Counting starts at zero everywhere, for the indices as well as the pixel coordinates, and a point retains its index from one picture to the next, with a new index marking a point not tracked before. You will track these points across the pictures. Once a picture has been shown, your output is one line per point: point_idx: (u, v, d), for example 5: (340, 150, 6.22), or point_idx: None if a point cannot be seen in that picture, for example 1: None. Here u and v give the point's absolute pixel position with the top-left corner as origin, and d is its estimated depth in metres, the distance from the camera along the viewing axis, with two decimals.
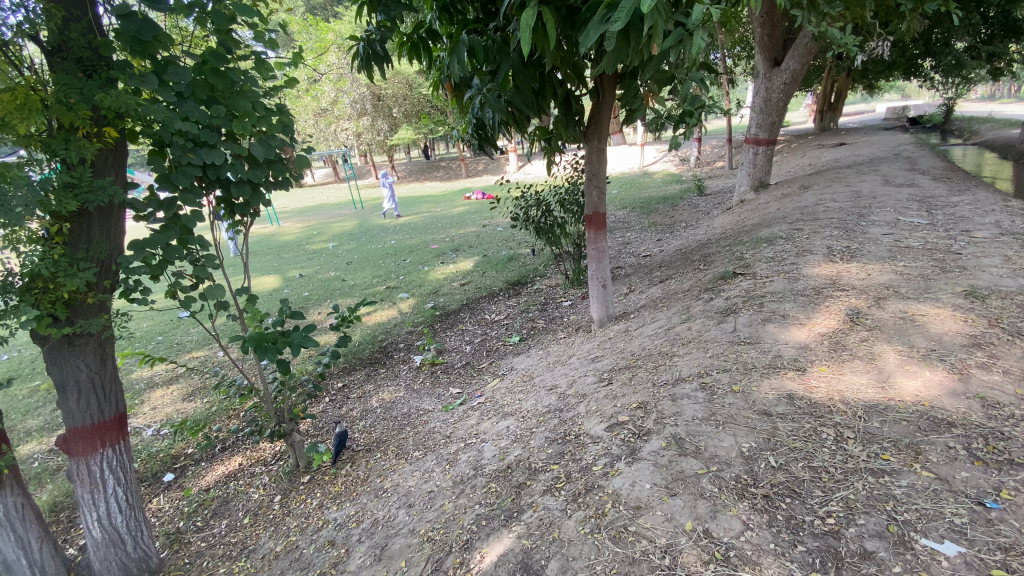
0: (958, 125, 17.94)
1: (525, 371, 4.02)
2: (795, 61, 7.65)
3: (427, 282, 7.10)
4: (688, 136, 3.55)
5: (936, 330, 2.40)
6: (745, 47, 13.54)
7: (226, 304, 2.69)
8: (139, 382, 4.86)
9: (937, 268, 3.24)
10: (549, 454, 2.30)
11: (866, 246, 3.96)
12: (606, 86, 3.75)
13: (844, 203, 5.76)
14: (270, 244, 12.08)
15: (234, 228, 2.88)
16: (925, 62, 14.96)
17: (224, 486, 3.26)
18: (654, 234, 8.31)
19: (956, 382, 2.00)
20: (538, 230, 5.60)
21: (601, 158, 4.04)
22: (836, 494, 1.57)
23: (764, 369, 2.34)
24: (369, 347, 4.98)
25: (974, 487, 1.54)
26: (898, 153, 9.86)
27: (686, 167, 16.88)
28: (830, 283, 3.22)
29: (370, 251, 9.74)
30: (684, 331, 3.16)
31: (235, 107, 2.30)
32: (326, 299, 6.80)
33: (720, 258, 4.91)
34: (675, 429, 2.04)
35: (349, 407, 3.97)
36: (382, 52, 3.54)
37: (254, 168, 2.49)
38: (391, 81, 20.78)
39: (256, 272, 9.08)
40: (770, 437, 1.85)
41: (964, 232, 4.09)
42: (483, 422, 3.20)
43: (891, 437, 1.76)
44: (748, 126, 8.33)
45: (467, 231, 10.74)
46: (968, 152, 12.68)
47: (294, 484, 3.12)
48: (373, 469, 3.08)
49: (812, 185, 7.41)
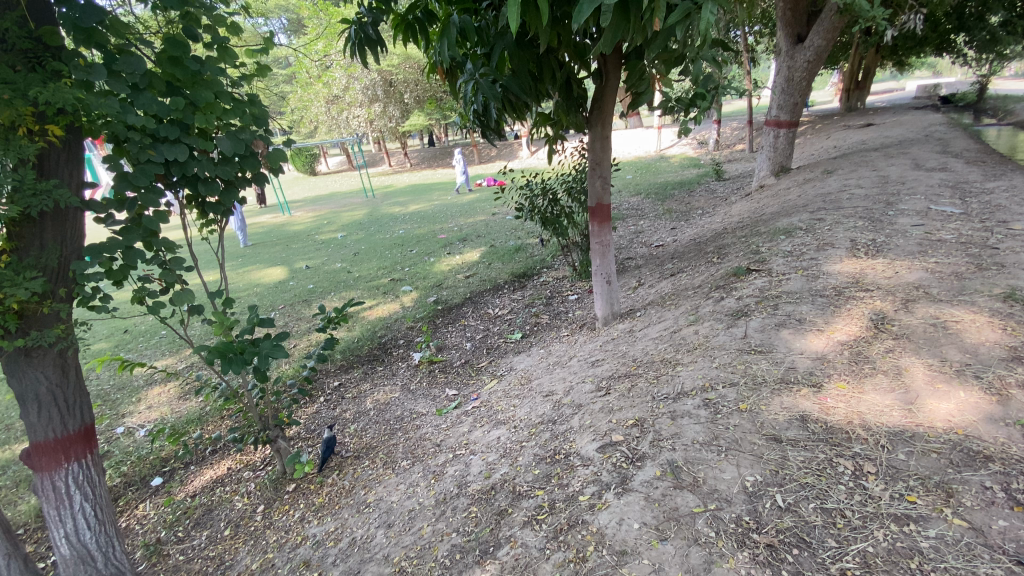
0: (990, 103, 17.08)
1: (524, 372, 3.84)
2: (820, 36, 7.18)
3: (431, 274, 6.95)
4: (699, 120, 3.31)
5: (971, 340, 2.12)
6: (766, 23, 12.97)
7: (198, 308, 2.55)
8: (138, 380, 4.82)
9: (973, 265, 2.94)
10: (536, 477, 2.11)
11: (894, 238, 3.65)
12: (611, 67, 3.39)
13: (870, 189, 5.41)
14: (279, 233, 12.03)
15: (208, 227, 2.73)
16: (958, 38, 14.17)
17: (209, 493, 3.17)
18: (668, 223, 7.98)
19: (995, 406, 1.73)
20: (544, 220, 5.31)
21: (605, 147, 3.72)
22: (852, 546, 1.34)
23: (775, 384, 2.10)
24: (368, 343, 4.84)
25: (1015, 540, 1.28)
26: (928, 134, 9.32)
27: (704, 150, 16.34)
28: (852, 282, 2.94)
29: (378, 241, 9.61)
30: (690, 335, 2.93)
31: (197, 99, 2.13)
32: (330, 292, 6.69)
33: (735, 250, 4.62)
34: (672, 455, 1.84)
35: (343, 408, 3.84)
36: (375, 35, 3.26)
37: (224, 163, 2.34)
38: (401, 67, 20.46)
39: (263, 264, 9.03)
40: (778, 470, 1.63)
41: (1002, 223, 3.75)
42: (475, 430, 3.02)
43: (919, 473, 1.52)
44: (769, 107, 7.89)
45: (476, 220, 10.54)
46: (1001, 133, 12.06)
47: (278, 493, 2.99)
48: (359, 479, 2.94)
49: (837, 170, 7.01)
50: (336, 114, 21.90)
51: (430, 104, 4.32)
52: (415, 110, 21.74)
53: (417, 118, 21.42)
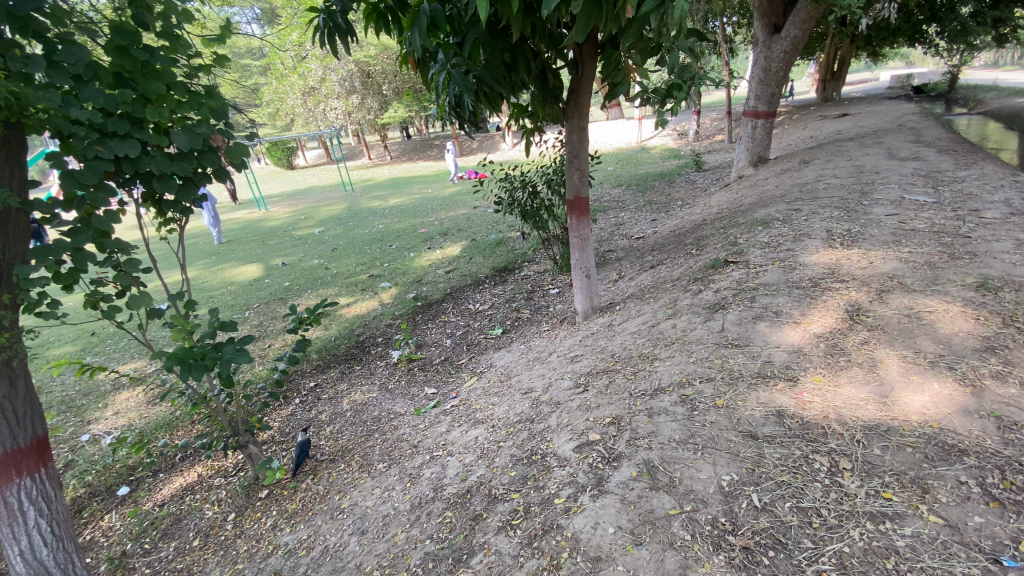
0: (962, 93, 17.40)
1: (504, 369, 3.78)
2: (796, 27, 7.19)
3: (410, 269, 6.83)
4: (675, 111, 3.25)
5: (945, 330, 2.12)
6: (742, 14, 13.04)
7: (158, 311, 2.43)
8: (105, 385, 4.65)
9: (945, 254, 2.96)
10: (512, 479, 2.06)
11: (868, 228, 3.67)
12: (586, 57, 3.31)
13: (845, 179, 5.45)
14: (255, 229, 11.75)
15: (166, 226, 2.60)
16: (930, 28, 14.41)
17: (178, 502, 3.05)
18: (649, 214, 7.98)
19: (968, 397, 1.73)
20: (524, 213, 5.23)
21: (581, 139, 3.64)
22: (828, 547, 1.32)
23: (752, 379, 2.08)
24: (345, 342, 4.74)
25: (990, 538, 1.26)
26: (902, 123, 9.46)
27: (684, 141, 16.40)
28: (828, 273, 2.94)
29: (357, 236, 9.44)
30: (668, 329, 2.90)
31: (147, 91, 2.00)
32: (306, 290, 6.54)
33: (713, 242, 4.62)
34: (649, 454, 1.81)
35: (319, 410, 3.74)
36: (345, 23, 3.11)
37: (180, 160, 2.21)
38: (379, 57, 20.09)
39: (238, 261, 8.80)
40: (754, 468, 1.60)
41: (973, 212, 3.80)
42: (453, 430, 2.95)
43: (894, 469, 1.50)
44: (746, 98, 7.91)
45: (457, 213, 10.41)
46: (972, 122, 12.32)
47: (250, 500, 2.90)
48: (334, 484, 2.85)
49: (813, 160, 7.06)
50: (313, 106, 21.45)
51: (410, 96, 4.13)
52: (394, 102, 21.39)
53: (396, 110, 21.07)
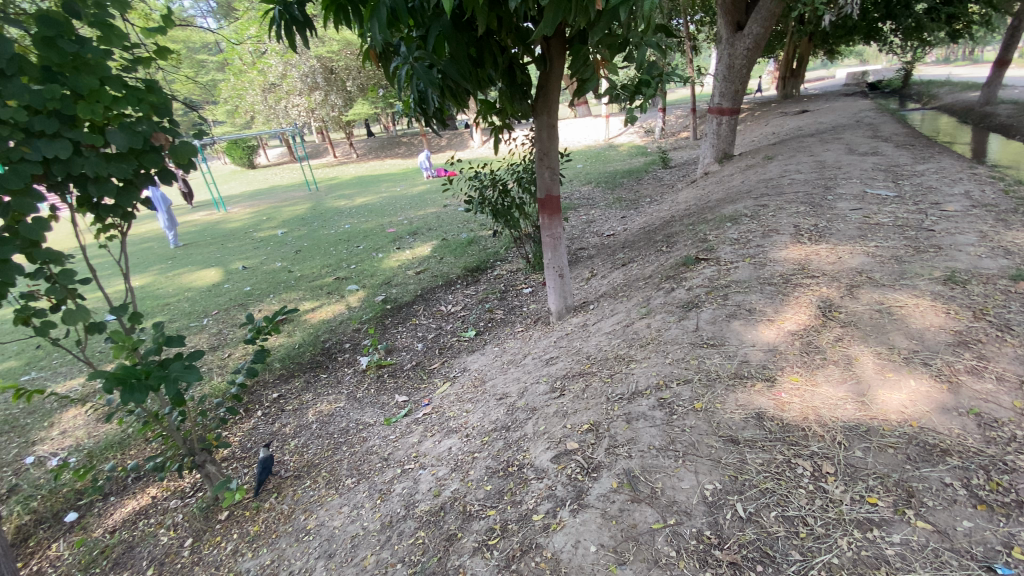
0: (914, 90, 18.11)
1: (477, 373, 3.68)
2: (758, 24, 7.25)
3: (379, 271, 6.64)
4: (644, 109, 3.19)
5: (917, 325, 2.13)
6: (706, 11, 13.22)
7: (99, 326, 2.22)
8: (50, 402, 4.32)
9: (911, 248, 3.01)
10: (488, 493, 1.96)
11: (835, 223, 3.71)
12: (555, 52, 3.21)
13: (809, 174, 5.56)
14: (214, 232, 11.25)
15: (106, 233, 2.37)
16: (884, 26, 14.92)
17: (131, 528, 2.84)
18: (619, 211, 7.98)
19: (945, 394, 1.72)
20: (494, 212, 5.12)
21: (552, 136, 3.55)
22: (816, 559, 1.27)
23: (729, 380, 2.04)
24: (310, 349, 4.54)
25: (980, 543, 1.24)
26: (859, 119, 9.75)
27: (651, 138, 16.59)
28: (798, 269, 2.95)
29: (322, 238, 9.14)
30: (643, 329, 2.85)
31: (79, 87, 1.80)
32: (269, 295, 6.26)
33: (684, 239, 4.62)
34: (629, 463, 1.74)
35: (282, 423, 3.55)
36: (302, 15, 2.87)
37: (119, 161, 2.01)
38: (342, 53, 19.57)
39: (196, 266, 8.40)
40: (737, 475, 1.55)
41: (934, 205, 3.89)
42: (425, 441, 2.83)
43: (878, 472, 1.47)
44: (711, 95, 8.00)
45: (426, 212, 10.21)
46: (924, 117, 12.82)
47: (209, 524, 2.72)
48: (299, 502, 2.70)
49: (777, 156, 7.19)
50: (274, 103, 20.75)
51: (373, 91, 3.93)
52: (358, 99, 20.90)
53: (361, 107, 20.56)
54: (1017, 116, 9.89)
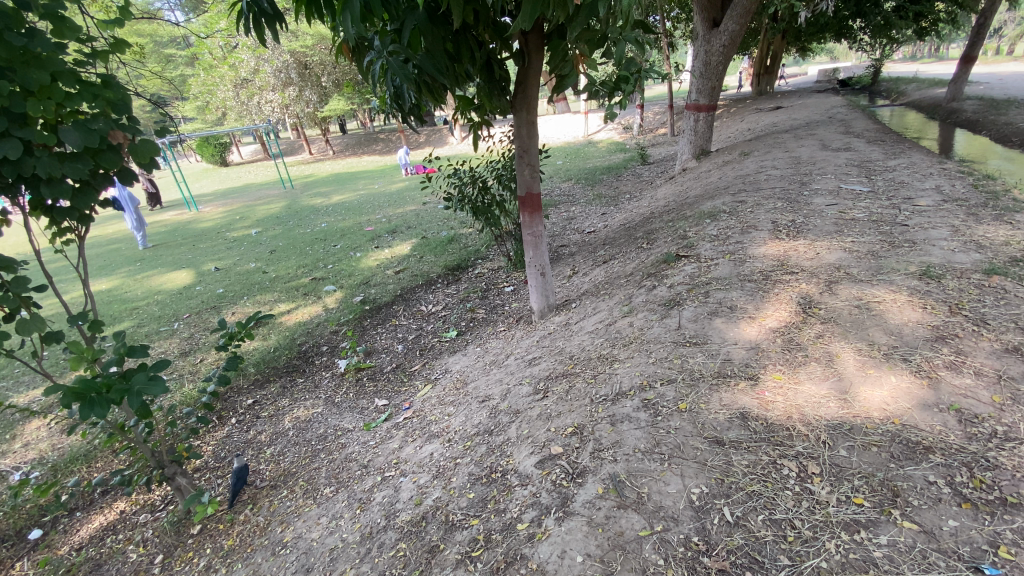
0: (883, 86, 18.55)
1: (459, 374, 3.62)
2: (734, 21, 7.27)
3: (357, 271, 6.51)
4: (624, 105, 3.15)
5: (895, 321, 2.15)
6: (682, 8, 13.30)
7: (57, 336, 2.07)
8: (11, 414, 4.11)
9: (887, 243, 3.05)
10: (471, 502, 1.91)
11: (811, 219, 3.75)
12: (533, 48, 3.14)
13: (785, 170, 5.62)
14: (185, 232, 10.91)
15: (62, 237, 2.21)
16: (855, 24, 15.24)
17: (97, 545, 2.70)
18: (599, 208, 7.99)
19: (925, 390, 1.73)
20: (474, 210, 5.05)
21: (531, 133, 3.49)
22: (805, 563, 1.26)
23: (713, 379, 2.03)
24: (286, 353, 4.41)
25: (966, 543, 1.24)
26: (831, 115, 9.93)
27: (630, 134, 16.68)
28: (777, 265, 2.96)
29: (298, 237, 8.93)
30: (625, 328, 2.83)
31: (28, 82, 1.66)
32: (242, 297, 6.08)
33: (664, 235, 4.62)
34: (614, 468, 1.70)
35: (257, 430, 3.44)
36: (273, 9, 2.65)
37: (74, 160, 1.87)
38: (317, 48, 19.16)
39: (167, 267, 8.12)
40: (723, 478, 1.53)
41: (907, 200, 3.96)
42: (406, 446, 2.77)
43: (863, 471, 1.47)
44: (689, 91, 8.04)
45: (405, 210, 10.06)
46: (893, 113, 13.16)
47: (181, 539, 2.61)
48: (276, 514, 2.60)
49: (754, 152, 7.27)
50: (246, 99, 20.23)
51: (349, 87, 3.79)
52: (334, 95, 20.48)
53: (336, 103, 20.16)
54: (982, 112, 10.18)
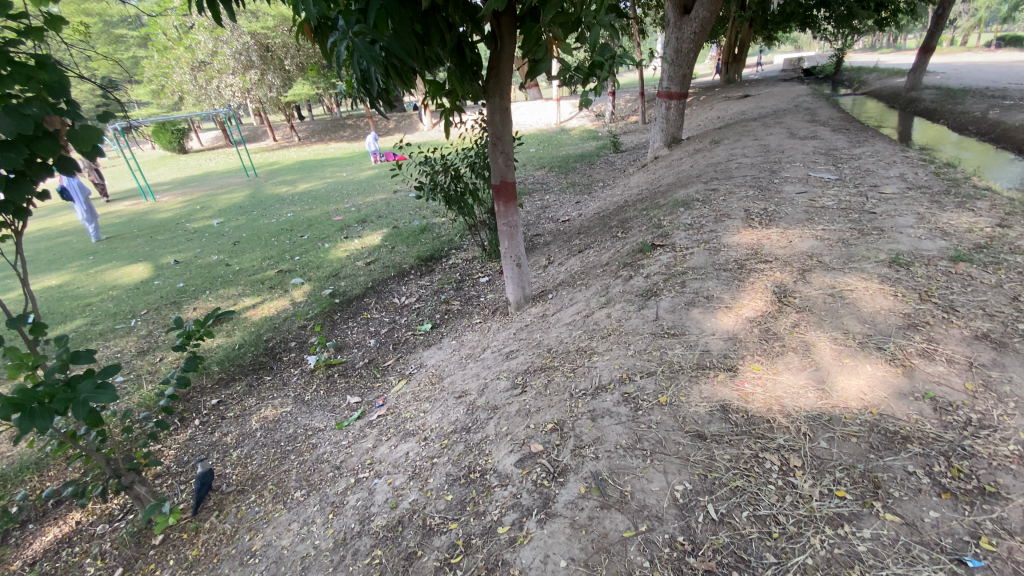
0: (846, 75, 18.96)
1: (435, 369, 3.54)
2: (705, 8, 7.25)
3: (326, 262, 6.29)
4: (599, 92, 3.07)
5: (868, 309, 2.17)
6: None
7: None
8: None
9: (856, 231, 3.10)
10: (449, 505, 1.84)
11: (783, 207, 3.78)
12: (504, 31, 3.01)
13: (756, 158, 5.67)
14: (141, 224, 10.36)
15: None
16: (819, 13, 15.48)
17: (50, 560, 2.53)
18: (573, 196, 7.94)
19: (900, 378, 1.75)
20: (447, 199, 4.90)
21: (504, 119, 3.38)
22: (792, 560, 1.24)
23: (692, 371, 2.01)
24: (252, 350, 4.23)
25: (948, 534, 1.24)
26: (797, 104, 10.11)
27: (602, 122, 16.64)
28: (751, 254, 2.97)
29: (262, 228, 8.59)
30: (603, 319, 2.79)
31: None
32: (205, 291, 5.81)
33: (639, 224, 4.60)
34: (596, 466, 1.67)
35: (223, 432, 3.28)
36: None
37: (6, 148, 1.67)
38: (278, 29, 18.33)
39: (122, 261, 7.70)
40: (706, 474, 1.51)
41: (873, 188, 4.04)
42: (381, 446, 2.68)
43: (844, 463, 1.47)
44: (660, 79, 8.02)
45: (375, 199, 9.81)
46: (855, 102, 13.48)
47: (141, 550, 2.46)
48: (244, 520, 2.48)
49: (724, 140, 7.32)
50: (204, 83, 19.26)
51: (314, 70, 3.59)
52: (297, 79, 19.71)
53: (300, 86, 19.38)
54: (939, 101, 10.52)
